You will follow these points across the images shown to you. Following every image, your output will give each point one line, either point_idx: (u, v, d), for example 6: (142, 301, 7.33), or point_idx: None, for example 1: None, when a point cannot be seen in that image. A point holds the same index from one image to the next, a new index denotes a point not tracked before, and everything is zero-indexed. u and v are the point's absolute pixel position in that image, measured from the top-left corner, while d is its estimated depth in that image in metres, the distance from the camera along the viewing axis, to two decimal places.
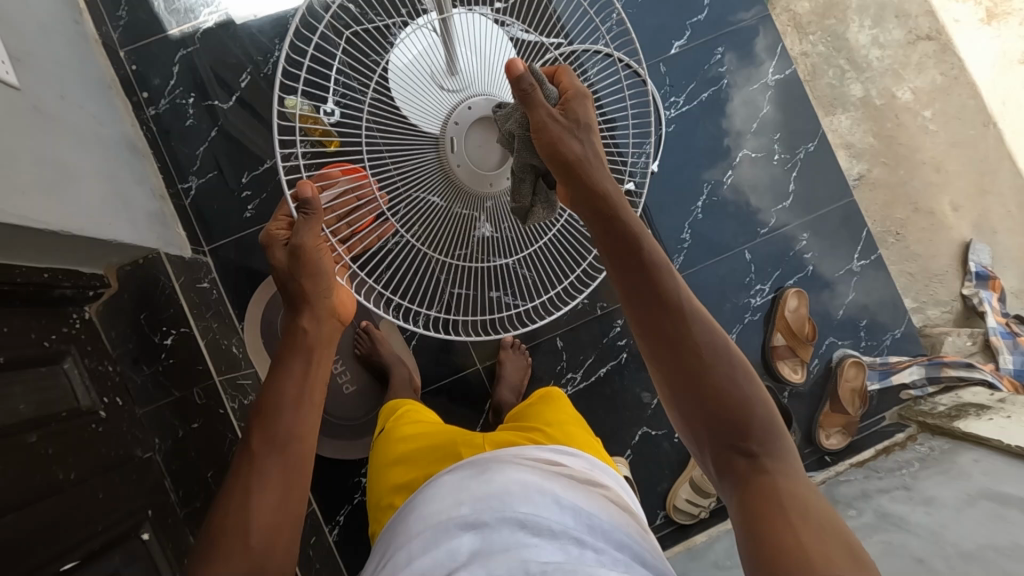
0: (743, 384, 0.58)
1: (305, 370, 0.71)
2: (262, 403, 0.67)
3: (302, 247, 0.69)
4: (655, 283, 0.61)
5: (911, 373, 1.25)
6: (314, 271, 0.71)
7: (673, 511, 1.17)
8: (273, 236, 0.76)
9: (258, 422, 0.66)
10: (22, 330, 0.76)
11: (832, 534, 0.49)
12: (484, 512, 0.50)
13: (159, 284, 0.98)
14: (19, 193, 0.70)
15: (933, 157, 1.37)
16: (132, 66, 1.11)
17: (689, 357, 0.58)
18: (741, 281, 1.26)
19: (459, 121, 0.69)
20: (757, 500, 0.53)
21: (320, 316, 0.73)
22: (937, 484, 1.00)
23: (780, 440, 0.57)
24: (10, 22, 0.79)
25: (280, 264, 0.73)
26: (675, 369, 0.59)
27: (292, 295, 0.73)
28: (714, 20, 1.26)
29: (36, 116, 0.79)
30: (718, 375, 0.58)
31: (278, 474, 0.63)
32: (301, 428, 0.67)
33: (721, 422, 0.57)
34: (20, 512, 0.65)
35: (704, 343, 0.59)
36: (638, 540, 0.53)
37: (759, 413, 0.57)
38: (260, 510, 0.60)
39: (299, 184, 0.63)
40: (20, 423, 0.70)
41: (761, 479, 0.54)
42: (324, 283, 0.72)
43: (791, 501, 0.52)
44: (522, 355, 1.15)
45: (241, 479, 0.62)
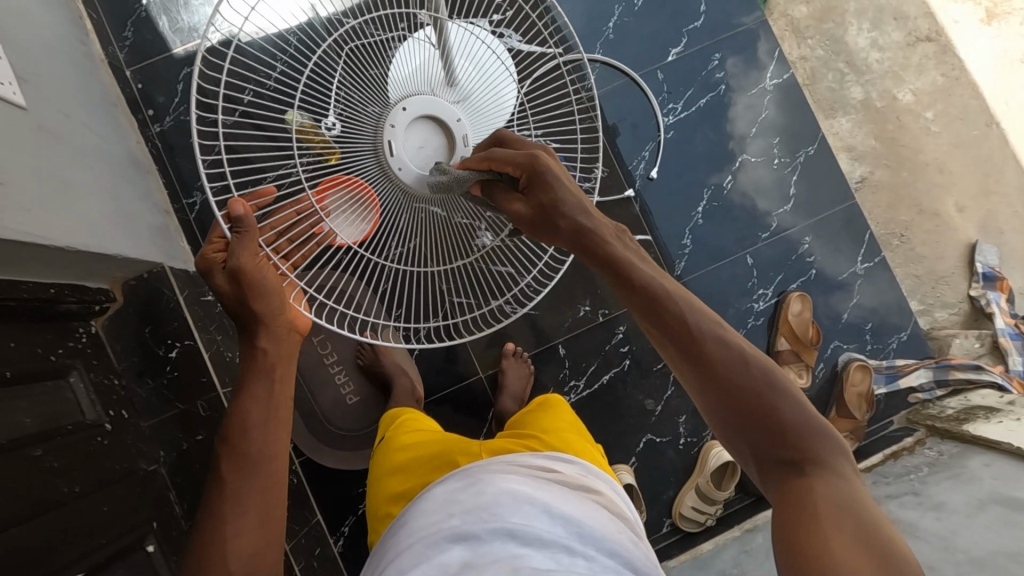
0: (782, 393, 0.54)
1: (267, 394, 0.70)
2: (231, 426, 0.68)
3: (241, 269, 0.67)
4: (664, 308, 0.56)
5: (919, 375, 1.24)
6: (259, 291, 0.69)
7: (679, 518, 1.17)
8: (210, 260, 0.72)
9: (225, 447, 0.67)
10: (28, 346, 0.76)
11: (878, 547, 0.45)
12: (474, 523, 0.50)
13: (164, 297, 1.00)
14: (23, 211, 0.71)
15: (936, 158, 1.36)
16: (137, 85, 1.13)
17: (724, 371, 0.54)
18: (743, 286, 1.25)
19: (395, 123, 0.68)
20: (798, 511, 0.49)
21: (275, 334, 0.72)
22: (947, 489, 0.98)
23: (824, 442, 0.53)
24: (16, 45, 0.82)
25: (220, 289, 0.70)
26: (708, 386, 0.54)
27: (239, 317, 0.71)
28: (710, 27, 1.26)
29: (41, 135, 0.81)
30: (754, 376, 0.53)
31: (253, 500, 0.64)
32: (273, 448, 0.68)
33: (761, 424, 0.53)
34: (25, 526, 0.65)
35: (734, 355, 0.54)
36: (630, 548, 0.52)
37: (801, 422, 0.53)
38: (239, 535, 0.62)
39: (231, 203, 0.64)
40: (25, 437, 0.71)
41: (808, 490, 0.50)
42: (273, 300, 0.70)
43: (837, 515, 0.48)
44: (524, 363, 1.14)
45: (217, 505, 0.63)
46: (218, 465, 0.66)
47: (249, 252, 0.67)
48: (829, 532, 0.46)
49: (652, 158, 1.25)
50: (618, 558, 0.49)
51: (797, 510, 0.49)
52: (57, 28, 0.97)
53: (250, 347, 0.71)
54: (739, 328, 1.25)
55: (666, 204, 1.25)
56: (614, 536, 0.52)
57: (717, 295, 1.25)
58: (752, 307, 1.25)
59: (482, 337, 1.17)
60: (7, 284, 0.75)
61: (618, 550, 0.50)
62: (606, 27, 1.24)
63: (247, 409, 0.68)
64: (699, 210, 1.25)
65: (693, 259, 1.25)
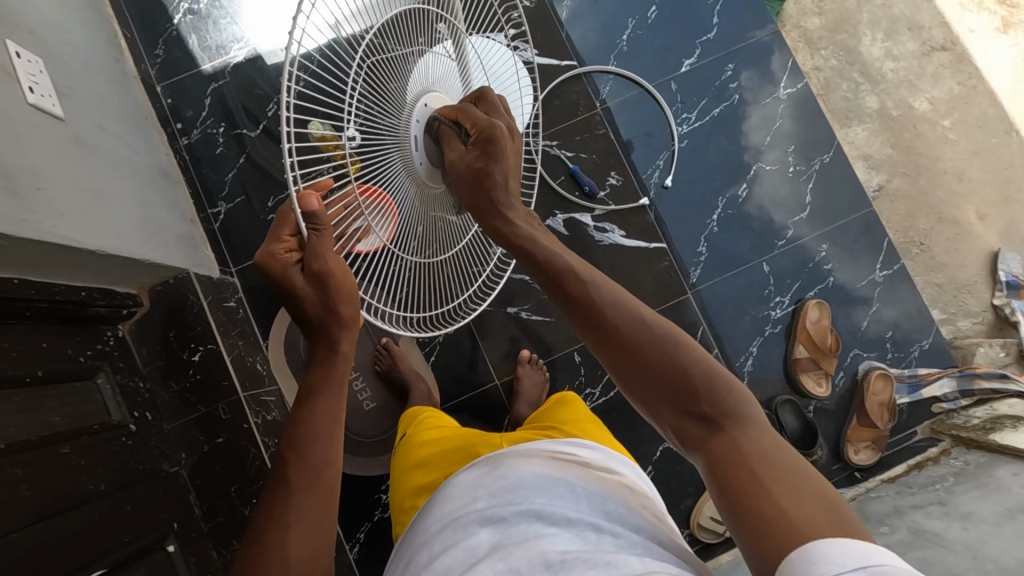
0: (692, 355, 0.56)
1: (335, 402, 0.70)
2: (300, 434, 0.67)
3: (327, 271, 0.63)
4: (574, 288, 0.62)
5: (943, 384, 1.22)
6: (343, 292, 0.66)
7: (697, 529, 1.15)
8: (283, 261, 0.65)
9: (293, 453, 0.66)
10: (59, 346, 0.80)
11: (811, 492, 0.46)
12: (502, 506, 0.51)
13: (188, 303, 1.01)
14: (59, 216, 0.75)
15: (955, 166, 1.35)
16: (168, 100, 1.18)
17: (631, 343, 0.57)
18: (760, 295, 1.25)
19: (419, 119, 0.70)
20: (729, 468, 0.50)
21: (353, 337, 0.71)
22: (974, 499, 0.96)
23: (733, 394, 0.54)
24: (55, 62, 0.86)
25: (300, 292, 0.66)
26: (620, 361, 0.58)
27: (318, 323, 0.68)
28: (724, 38, 1.28)
29: (77, 145, 0.85)
30: (650, 342, 0.57)
31: (312, 506, 0.63)
32: (334, 455, 0.67)
33: (672, 389, 0.55)
34: (51, 520, 0.67)
35: (640, 326, 0.58)
36: (655, 524, 0.52)
37: (709, 381, 0.54)
38: (301, 540, 0.60)
39: (304, 198, 0.58)
40: (53, 435, 0.73)
41: (732, 447, 0.51)
42: (357, 299, 0.68)
43: (765, 468, 0.49)
44: (539, 370, 1.15)
45: (279, 510, 0.62)
46: (281, 472, 0.65)
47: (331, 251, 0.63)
48: (762, 484, 0.47)
49: (665, 166, 1.26)
50: (644, 533, 0.50)
51: (724, 472, 0.50)
52: (93, 47, 1.02)
53: (325, 351, 0.70)
54: (756, 336, 1.24)
55: (679, 212, 1.26)
56: (638, 512, 0.52)
57: (733, 303, 1.24)
58: (769, 315, 1.25)
59: (497, 344, 1.18)
60: (42, 287, 0.78)
61: (644, 526, 0.50)
62: (619, 39, 1.27)
63: (318, 419, 0.68)
64: (714, 218, 1.26)
65: (708, 268, 1.25)
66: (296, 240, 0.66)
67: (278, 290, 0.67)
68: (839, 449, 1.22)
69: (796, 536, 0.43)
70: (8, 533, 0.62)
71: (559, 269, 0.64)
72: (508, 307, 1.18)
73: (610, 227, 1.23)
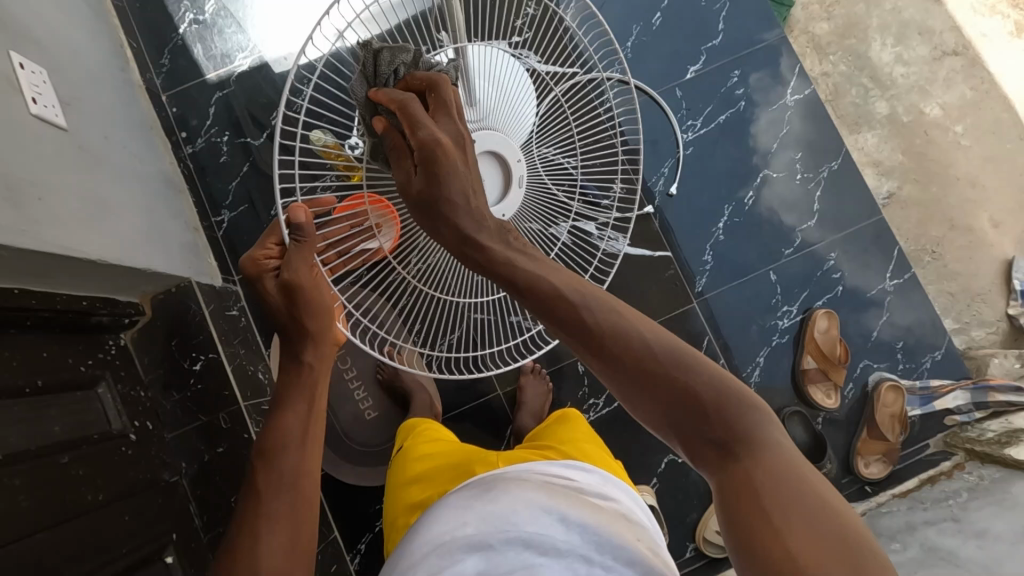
0: (705, 374, 0.51)
1: (304, 414, 0.69)
2: (268, 443, 0.66)
3: (298, 281, 0.68)
4: (563, 300, 0.54)
5: (956, 398, 1.19)
6: (314, 307, 0.69)
7: (703, 543, 1.13)
8: (262, 267, 0.75)
9: (259, 462, 0.65)
10: (60, 355, 0.80)
11: (826, 517, 0.43)
12: (490, 533, 0.50)
13: (190, 312, 1.00)
14: (62, 227, 0.75)
15: (967, 173, 1.33)
16: (173, 109, 1.18)
17: (637, 361, 0.52)
18: (768, 303, 1.23)
19: None
20: (745, 504, 0.46)
21: (318, 352, 0.72)
22: (989, 516, 0.94)
23: (751, 415, 0.50)
24: (60, 75, 0.87)
25: (272, 299, 0.73)
26: (629, 380, 0.52)
27: (287, 329, 0.72)
28: (730, 44, 1.27)
29: (82, 155, 0.85)
30: (657, 363, 0.51)
31: (285, 515, 0.62)
32: (306, 466, 0.66)
33: (683, 410, 0.51)
34: (49, 532, 0.67)
35: (642, 342, 0.52)
36: (653, 556, 0.50)
37: (724, 403, 0.50)
38: (269, 551, 0.58)
39: (292, 209, 0.63)
40: (54, 445, 0.73)
41: (750, 475, 0.47)
42: (327, 321, 0.70)
43: (784, 496, 0.45)
44: (543, 380, 1.14)
45: (250, 521, 0.61)
46: (252, 482, 0.64)
47: (303, 265, 0.68)
48: (771, 515, 0.44)
49: (671, 174, 1.24)
50: (638, 566, 0.47)
51: (736, 497, 0.46)
52: (99, 57, 1.03)
53: (292, 362, 0.72)
54: (764, 346, 1.22)
55: (687, 218, 1.24)
56: (634, 543, 0.50)
57: (740, 314, 1.22)
58: (777, 325, 1.23)
59: None
60: (43, 297, 0.78)
61: (640, 558, 0.48)
62: (624, 46, 1.26)
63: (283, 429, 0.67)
64: (720, 226, 1.24)
65: (715, 276, 1.23)
66: (277, 251, 0.77)
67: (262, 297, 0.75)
68: (849, 463, 1.20)
69: None
70: (6, 544, 0.62)
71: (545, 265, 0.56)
72: None
73: None
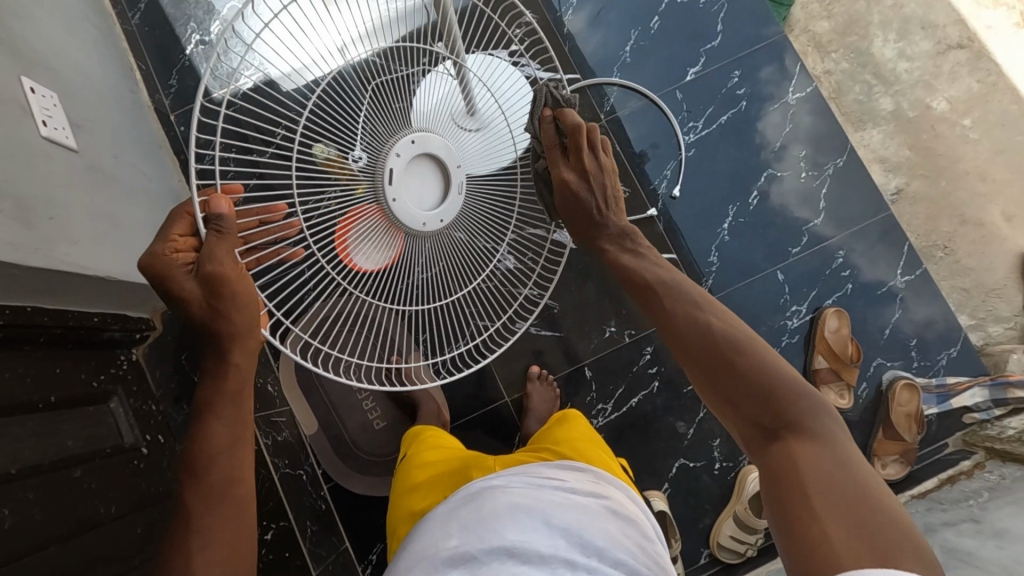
0: (773, 368, 0.58)
1: (233, 419, 0.60)
2: (192, 455, 0.58)
3: (217, 275, 0.58)
4: (664, 298, 0.67)
5: (973, 395, 1.17)
6: (240, 301, 0.60)
7: (717, 548, 1.11)
8: (167, 261, 0.61)
9: (187, 477, 0.58)
10: (73, 370, 0.81)
11: (847, 504, 0.48)
12: (472, 544, 0.50)
13: (198, 326, 1.05)
14: (72, 242, 0.78)
15: (978, 166, 1.31)
16: (181, 128, 1.20)
17: (711, 356, 0.61)
18: (776, 304, 1.22)
19: (399, 154, 0.74)
20: (783, 473, 0.52)
21: (249, 348, 0.62)
22: (1010, 515, 0.92)
23: (811, 411, 0.55)
24: (70, 99, 0.89)
25: (188, 296, 0.60)
26: (708, 373, 0.61)
27: (213, 327, 0.60)
28: (727, 46, 1.27)
29: (91, 173, 0.87)
30: (734, 352, 0.59)
31: (221, 525, 0.56)
32: (235, 473, 0.59)
33: (746, 391, 0.58)
34: (64, 544, 0.68)
35: (725, 341, 0.61)
36: (636, 555, 0.51)
37: (785, 395, 0.56)
38: (202, 566, 0.53)
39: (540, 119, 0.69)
40: (66, 458, 0.74)
41: (794, 452, 0.53)
42: (250, 313, 0.61)
43: (817, 477, 0.50)
44: (550, 387, 1.13)
45: (180, 535, 0.55)
46: (180, 495, 0.58)
47: (229, 258, 0.58)
48: (807, 484, 0.50)
49: (673, 176, 1.24)
50: (622, 568, 0.49)
51: (785, 473, 0.52)
52: (110, 81, 1.05)
53: (228, 363, 0.61)
54: (773, 347, 1.20)
55: (696, 221, 1.23)
56: (619, 543, 0.51)
57: (749, 313, 1.21)
58: (786, 325, 1.21)
59: (509, 361, 1.17)
60: (57, 312, 0.79)
61: (622, 560, 0.50)
62: (623, 51, 1.27)
63: (212, 436, 0.59)
64: (725, 227, 1.23)
65: (723, 277, 1.22)
66: (188, 243, 0.63)
67: (167, 296, 0.61)
68: (865, 464, 1.17)
69: (827, 549, 0.46)
70: (19, 558, 0.62)
71: (655, 287, 0.68)
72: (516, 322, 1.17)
73: None
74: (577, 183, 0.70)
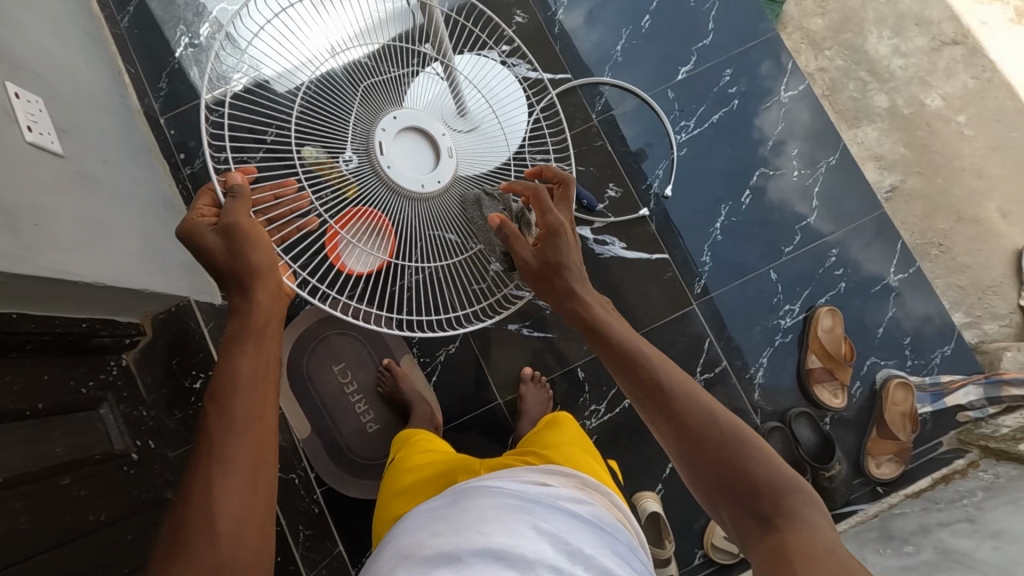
0: (752, 452, 0.59)
1: (257, 355, 0.61)
2: (218, 385, 0.59)
3: (232, 222, 0.63)
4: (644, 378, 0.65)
5: (967, 393, 1.17)
6: (254, 241, 0.64)
7: (712, 549, 1.11)
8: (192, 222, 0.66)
9: (213, 405, 0.58)
10: (62, 377, 0.81)
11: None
12: (457, 545, 0.49)
13: (190, 331, 1.05)
14: (52, 248, 0.76)
15: (973, 163, 1.30)
16: (171, 132, 1.20)
17: (694, 433, 0.60)
18: (769, 304, 1.21)
19: (385, 129, 0.78)
20: (774, 554, 0.53)
21: (270, 286, 0.65)
22: (1005, 515, 0.91)
23: (792, 493, 0.57)
24: (57, 104, 0.89)
25: (211, 248, 0.64)
26: (688, 450, 0.61)
27: (235, 277, 0.64)
28: (718, 45, 1.26)
29: (80, 179, 0.87)
30: (714, 434, 0.60)
31: (250, 462, 0.55)
32: (258, 414, 0.58)
33: (727, 470, 0.59)
34: (52, 553, 0.67)
35: (703, 420, 0.61)
36: (620, 565, 0.51)
37: (766, 476, 0.58)
38: (224, 498, 0.53)
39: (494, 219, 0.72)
40: (55, 466, 0.73)
41: (780, 537, 0.54)
42: (266, 251, 0.65)
43: (805, 555, 0.52)
44: (543, 388, 1.13)
45: (203, 466, 0.54)
46: (201, 428, 0.57)
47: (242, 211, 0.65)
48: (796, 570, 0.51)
49: (664, 176, 1.24)
50: None
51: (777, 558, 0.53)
52: (97, 85, 1.05)
53: (248, 301, 0.64)
54: (767, 346, 1.20)
55: (689, 221, 1.23)
56: (604, 552, 0.51)
57: (743, 312, 1.21)
58: (779, 324, 1.21)
59: (502, 363, 1.16)
60: (43, 318, 0.79)
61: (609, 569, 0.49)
62: (614, 50, 1.26)
63: (236, 373, 0.59)
64: (717, 227, 1.23)
65: (715, 277, 1.21)
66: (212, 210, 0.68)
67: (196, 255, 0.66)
68: (859, 464, 1.16)
69: None
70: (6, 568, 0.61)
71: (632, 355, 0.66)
72: (508, 324, 1.17)
73: (611, 239, 1.20)
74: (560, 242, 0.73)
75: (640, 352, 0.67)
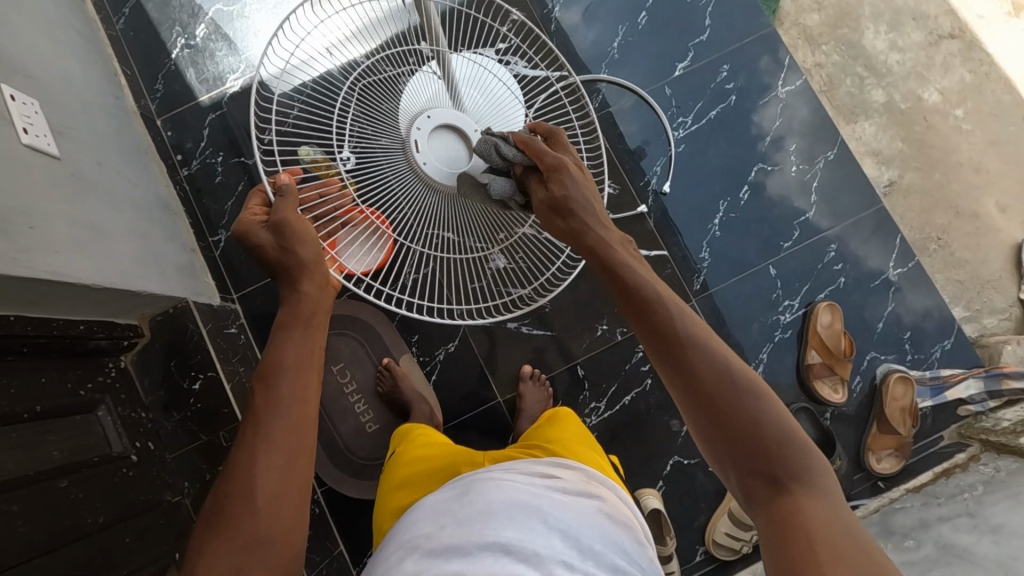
0: (768, 414, 0.53)
1: (308, 340, 0.66)
2: (267, 365, 0.62)
3: (283, 219, 0.71)
4: (659, 319, 0.58)
5: (968, 387, 1.16)
6: (303, 236, 0.71)
7: (713, 546, 1.11)
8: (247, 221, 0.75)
9: (260, 384, 0.60)
10: (60, 380, 0.81)
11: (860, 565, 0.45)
12: (466, 537, 0.49)
13: (187, 332, 1.02)
14: (50, 251, 0.76)
15: (971, 157, 1.30)
16: (168, 133, 1.20)
17: (704, 389, 0.54)
18: (769, 300, 1.21)
19: (420, 127, 0.77)
20: (785, 528, 0.49)
21: (317, 280, 0.70)
22: (1005, 510, 0.91)
23: (807, 464, 0.52)
24: (51, 107, 0.88)
25: (262, 244, 0.72)
26: (694, 404, 0.55)
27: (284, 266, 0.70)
28: (715, 41, 1.26)
29: (75, 181, 0.87)
30: (726, 387, 0.54)
31: (292, 438, 0.57)
32: (306, 393, 0.61)
33: (736, 431, 0.53)
34: (48, 556, 0.68)
35: (719, 371, 0.54)
36: (631, 561, 0.51)
37: (781, 443, 0.52)
38: (266, 470, 0.54)
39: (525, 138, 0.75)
40: (52, 469, 0.73)
41: (794, 507, 0.50)
42: (314, 244, 0.71)
43: (823, 529, 0.48)
44: (543, 386, 1.12)
45: (250, 440, 0.56)
46: (248, 405, 0.59)
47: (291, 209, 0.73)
48: (807, 540, 0.47)
49: (663, 172, 1.23)
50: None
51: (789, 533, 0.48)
52: (92, 87, 1.04)
53: (300, 294, 0.69)
54: (767, 342, 1.20)
55: (688, 217, 1.23)
56: (614, 548, 0.51)
57: (743, 309, 1.20)
58: (779, 320, 1.21)
59: (501, 361, 1.16)
60: (39, 321, 0.79)
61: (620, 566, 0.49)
62: (611, 47, 1.26)
63: (286, 359, 0.63)
64: (716, 223, 1.22)
65: (713, 273, 1.21)
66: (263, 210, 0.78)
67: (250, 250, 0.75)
68: (859, 459, 1.16)
69: None
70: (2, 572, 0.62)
71: (645, 294, 0.60)
72: (507, 322, 1.17)
73: None
74: (569, 177, 0.71)
75: (650, 294, 0.61)
